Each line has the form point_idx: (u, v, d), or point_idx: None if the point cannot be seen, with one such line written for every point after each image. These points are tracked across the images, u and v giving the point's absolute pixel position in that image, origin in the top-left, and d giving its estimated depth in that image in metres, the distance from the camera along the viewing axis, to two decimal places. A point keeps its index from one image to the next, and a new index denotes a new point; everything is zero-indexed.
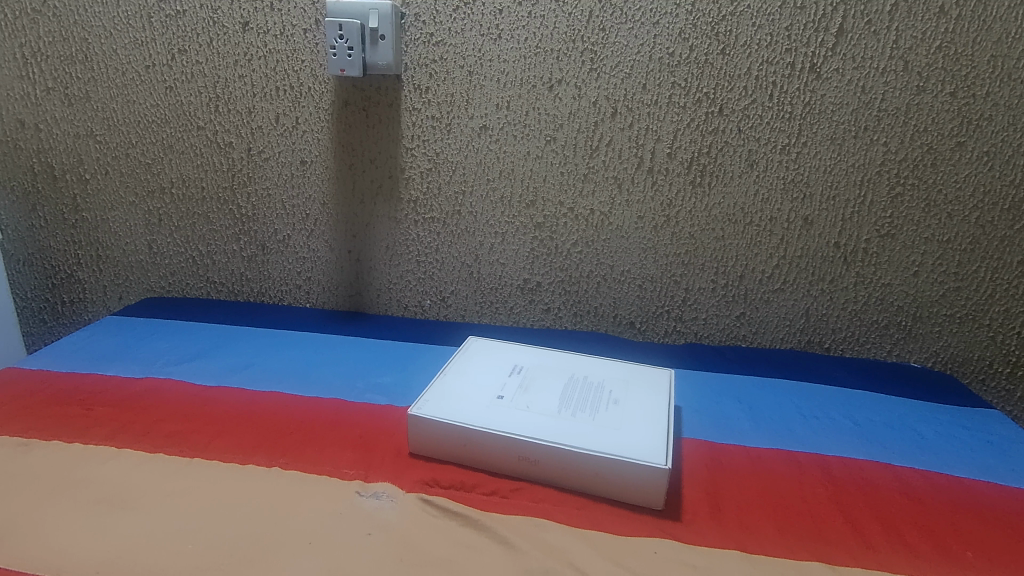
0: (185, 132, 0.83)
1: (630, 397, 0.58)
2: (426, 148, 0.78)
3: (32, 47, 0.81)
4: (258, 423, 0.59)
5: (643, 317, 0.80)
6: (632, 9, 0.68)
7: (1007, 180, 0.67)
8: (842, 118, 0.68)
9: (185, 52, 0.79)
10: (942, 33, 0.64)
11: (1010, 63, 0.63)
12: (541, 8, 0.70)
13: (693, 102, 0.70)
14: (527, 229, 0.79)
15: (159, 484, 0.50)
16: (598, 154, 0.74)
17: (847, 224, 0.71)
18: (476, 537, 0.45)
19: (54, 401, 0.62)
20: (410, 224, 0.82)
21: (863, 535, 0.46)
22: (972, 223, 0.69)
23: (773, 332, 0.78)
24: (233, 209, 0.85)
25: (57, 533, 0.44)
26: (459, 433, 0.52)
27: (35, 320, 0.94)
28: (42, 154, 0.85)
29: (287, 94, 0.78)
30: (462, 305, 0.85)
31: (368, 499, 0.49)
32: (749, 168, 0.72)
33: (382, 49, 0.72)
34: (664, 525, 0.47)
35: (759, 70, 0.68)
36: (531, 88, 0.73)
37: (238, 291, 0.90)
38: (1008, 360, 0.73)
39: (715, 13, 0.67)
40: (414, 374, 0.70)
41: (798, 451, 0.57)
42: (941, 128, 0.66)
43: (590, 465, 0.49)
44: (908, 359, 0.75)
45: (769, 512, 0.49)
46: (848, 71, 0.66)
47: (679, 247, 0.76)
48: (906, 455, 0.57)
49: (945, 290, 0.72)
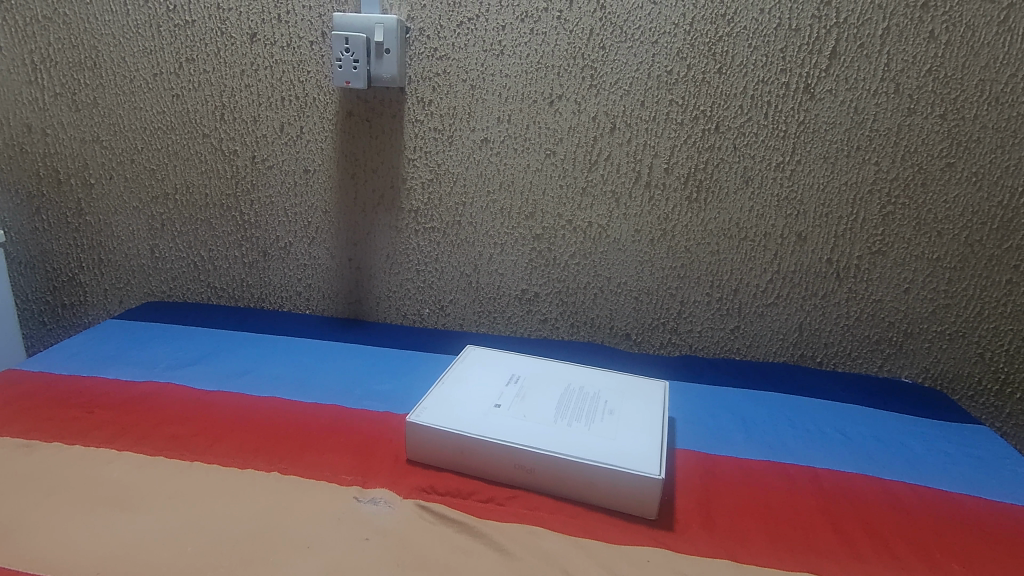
0: (190, 139, 0.84)
1: (626, 407, 0.59)
2: (427, 159, 0.79)
3: (41, 53, 0.82)
4: (258, 428, 0.60)
5: (639, 329, 0.81)
6: (632, 28, 0.70)
7: (996, 201, 0.68)
8: (834, 137, 0.70)
9: (193, 61, 0.81)
10: (932, 57, 0.65)
11: (998, 87, 0.65)
12: (543, 25, 0.72)
13: (690, 119, 0.72)
14: (526, 240, 0.80)
15: (160, 486, 0.50)
16: (596, 168, 0.76)
17: (840, 241, 0.73)
18: (472, 542, 0.46)
19: (55, 403, 0.63)
20: (411, 234, 0.83)
21: (852, 545, 0.48)
22: (961, 242, 0.70)
23: (766, 345, 0.79)
24: (235, 216, 0.86)
25: (59, 532, 0.45)
26: (457, 441, 0.53)
27: (35, 322, 0.95)
28: (47, 158, 0.86)
29: (292, 104, 0.80)
30: (460, 314, 0.86)
31: (367, 503, 0.49)
32: (744, 184, 0.73)
33: (387, 62, 0.74)
34: (656, 535, 0.48)
35: (754, 89, 0.70)
36: (532, 103, 0.75)
37: (238, 297, 0.90)
38: (997, 377, 0.74)
39: (712, 33, 0.69)
40: (412, 381, 0.71)
41: (789, 463, 0.58)
42: (931, 149, 0.68)
43: (586, 473, 0.50)
44: (899, 374, 0.77)
45: (760, 522, 0.50)
46: (840, 92, 0.68)
47: (675, 260, 0.77)
48: (895, 469, 0.58)
49: (935, 307, 0.73)
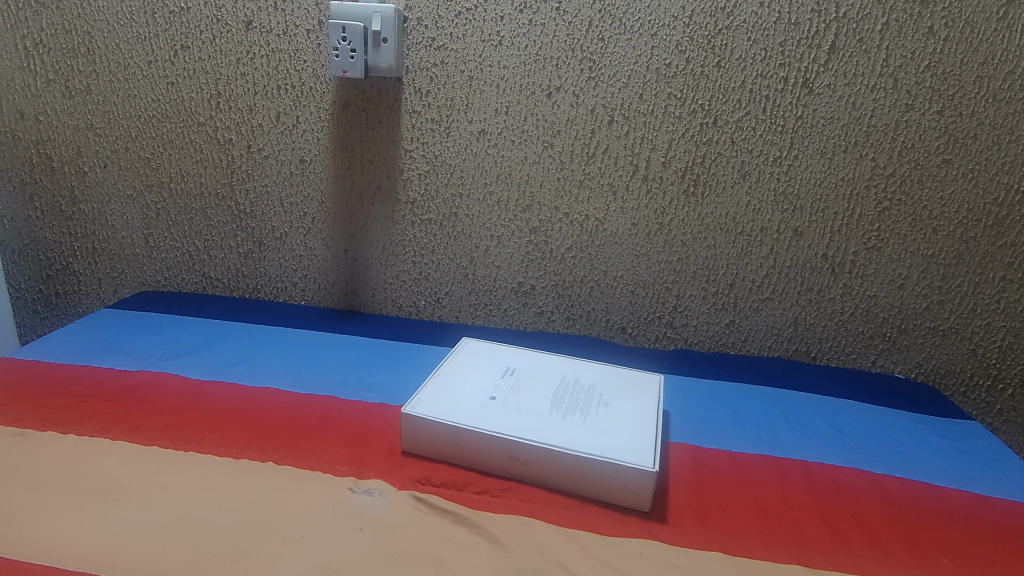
0: (185, 128, 0.83)
1: (621, 401, 0.59)
2: (425, 150, 0.79)
3: (34, 38, 0.81)
4: (253, 419, 0.60)
5: (635, 323, 0.82)
6: (631, 20, 0.70)
7: (991, 198, 0.68)
8: (832, 132, 0.69)
9: (188, 48, 0.80)
10: (931, 53, 0.65)
11: (995, 84, 0.65)
12: (542, 16, 0.71)
13: (688, 112, 0.72)
14: (523, 233, 0.80)
15: (152, 478, 0.50)
16: (594, 161, 0.76)
17: (836, 236, 0.73)
18: (466, 534, 0.46)
19: (48, 392, 0.63)
20: (407, 225, 0.83)
21: (842, 539, 0.48)
22: (957, 239, 0.70)
23: (761, 340, 0.79)
24: (231, 205, 0.85)
25: (49, 524, 0.45)
26: (452, 433, 0.53)
27: (28, 311, 0.94)
28: (41, 145, 0.86)
29: (288, 93, 0.79)
30: (456, 307, 0.86)
31: (360, 495, 0.49)
32: (741, 179, 0.73)
33: (384, 51, 0.73)
34: (649, 527, 0.48)
35: (753, 83, 0.69)
36: (530, 95, 0.74)
37: (233, 287, 0.90)
38: (989, 373, 0.75)
39: (711, 26, 0.68)
40: (407, 373, 0.71)
41: (782, 457, 0.58)
42: (928, 145, 0.68)
43: (581, 466, 0.50)
44: (892, 370, 0.77)
45: (751, 516, 0.50)
46: (839, 88, 0.68)
47: (671, 254, 0.77)
48: (887, 464, 0.58)
49: (928, 303, 0.73)
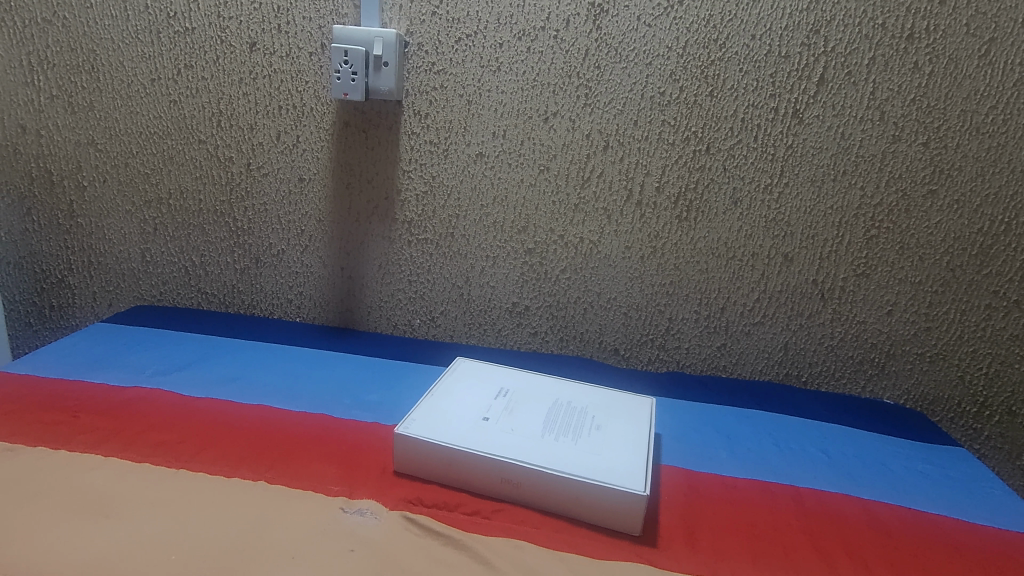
0: (186, 145, 0.84)
1: (613, 424, 0.60)
2: (422, 171, 0.80)
3: (39, 54, 0.82)
4: (247, 436, 0.60)
5: (627, 344, 0.82)
6: (626, 50, 0.72)
7: (976, 228, 0.70)
8: (821, 162, 0.71)
9: (192, 68, 0.81)
10: (916, 87, 0.67)
11: (978, 118, 0.67)
12: (540, 44, 0.73)
13: (681, 139, 0.73)
14: (517, 255, 0.81)
15: (145, 493, 0.50)
16: (589, 185, 0.77)
17: (825, 262, 0.74)
18: (456, 555, 0.46)
19: (41, 406, 0.63)
20: (404, 244, 0.84)
21: (830, 563, 0.48)
22: (943, 267, 0.72)
23: (752, 363, 0.80)
24: (229, 221, 0.86)
25: (40, 540, 0.45)
26: (445, 453, 0.53)
27: (20, 324, 0.94)
28: (41, 159, 0.86)
29: (289, 113, 0.81)
30: (451, 326, 0.86)
31: (353, 514, 0.49)
32: (733, 205, 0.74)
33: (384, 75, 0.75)
34: (639, 550, 0.48)
35: (745, 112, 0.71)
36: (527, 119, 0.76)
37: (228, 302, 0.90)
38: (976, 400, 0.75)
39: (704, 57, 0.70)
40: (400, 392, 0.71)
41: (771, 481, 0.59)
42: (914, 175, 0.70)
43: (571, 488, 0.50)
44: (881, 395, 0.78)
45: (741, 540, 0.50)
46: (828, 118, 0.70)
47: (664, 277, 0.78)
48: (873, 489, 0.59)
49: (916, 330, 0.75)
